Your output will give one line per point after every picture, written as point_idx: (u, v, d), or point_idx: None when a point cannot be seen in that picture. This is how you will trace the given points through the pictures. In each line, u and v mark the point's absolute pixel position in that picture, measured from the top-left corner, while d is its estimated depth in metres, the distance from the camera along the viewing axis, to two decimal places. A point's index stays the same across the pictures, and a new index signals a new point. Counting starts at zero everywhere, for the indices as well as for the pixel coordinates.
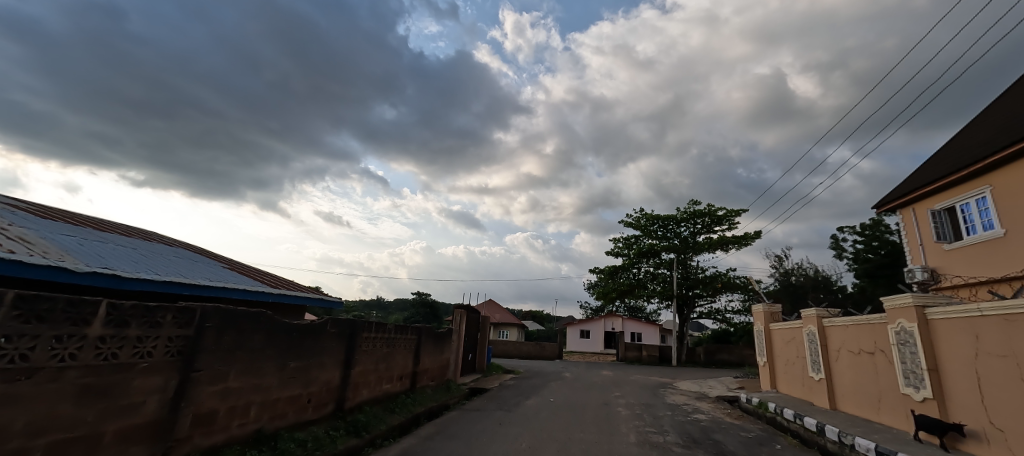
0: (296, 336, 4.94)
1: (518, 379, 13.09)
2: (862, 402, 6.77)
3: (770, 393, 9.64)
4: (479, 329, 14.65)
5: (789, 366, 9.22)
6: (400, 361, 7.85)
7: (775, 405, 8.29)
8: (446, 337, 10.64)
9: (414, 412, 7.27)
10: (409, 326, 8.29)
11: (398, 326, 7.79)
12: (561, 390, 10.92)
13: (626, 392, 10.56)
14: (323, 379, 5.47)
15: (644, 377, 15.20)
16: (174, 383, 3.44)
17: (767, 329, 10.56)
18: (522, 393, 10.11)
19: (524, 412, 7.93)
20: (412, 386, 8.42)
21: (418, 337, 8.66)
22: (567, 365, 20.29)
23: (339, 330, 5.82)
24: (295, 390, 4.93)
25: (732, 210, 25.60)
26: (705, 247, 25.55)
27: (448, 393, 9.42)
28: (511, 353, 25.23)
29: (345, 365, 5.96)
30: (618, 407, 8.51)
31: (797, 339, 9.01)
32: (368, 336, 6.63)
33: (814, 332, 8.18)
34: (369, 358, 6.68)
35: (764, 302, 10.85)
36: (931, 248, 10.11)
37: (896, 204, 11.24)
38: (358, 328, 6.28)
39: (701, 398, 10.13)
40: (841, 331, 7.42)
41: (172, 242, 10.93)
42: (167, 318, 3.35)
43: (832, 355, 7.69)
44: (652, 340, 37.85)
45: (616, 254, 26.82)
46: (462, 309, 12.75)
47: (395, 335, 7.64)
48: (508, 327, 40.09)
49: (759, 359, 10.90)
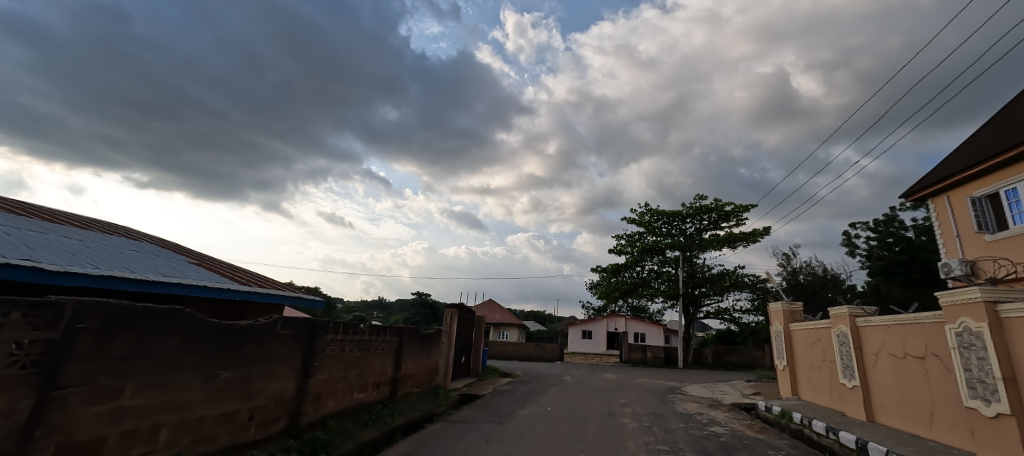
0: (232, 340, 4.04)
1: (514, 384, 12.16)
2: (909, 415, 5.84)
3: (793, 401, 8.67)
4: (473, 330, 13.71)
5: (815, 371, 8.26)
6: (377, 367, 6.94)
7: (801, 416, 7.34)
8: (435, 338, 9.72)
9: (391, 425, 6.35)
10: (388, 327, 7.38)
11: (375, 327, 6.88)
12: (560, 396, 9.99)
13: (631, 399, 9.60)
14: (272, 391, 4.57)
15: (650, 381, 14.23)
16: (28, 405, 2.51)
17: (787, 329, 9.61)
18: (517, 401, 9.15)
19: (518, 424, 6.98)
20: (393, 395, 7.51)
21: (399, 339, 7.74)
22: (568, 368, 19.36)
23: (296, 332, 4.92)
24: (229, 406, 4.03)
25: (741, 206, 24.55)
26: (712, 243, 24.56)
27: (434, 401, 8.49)
28: (510, 355, 24.28)
29: (303, 374, 5.05)
30: (624, 418, 7.57)
31: (824, 341, 8.06)
32: (335, 338, 5.70)
33: (845, 333, 7.24)
34: (336, 364, 5.77)
35: (783, 300, 9.92)
36: (970, 240, 9.16)
37: (929, 192, 10.22)
38: (321, 329, 5.37)
39: (715, 406, 9.17)
40: (881, 332, 6.46)
41: (139, 237, 10.10)
42: (12, 316, 2.42)
43: (869, 359, 6.73)
44: (655, 340, 36.83)
45: (619, 252, 25.86)
46: (455, 308, 11.80)
47: (371, 338, 6.73)
48: (509, 327, 39.13)
49: (778, 362, 9.96)
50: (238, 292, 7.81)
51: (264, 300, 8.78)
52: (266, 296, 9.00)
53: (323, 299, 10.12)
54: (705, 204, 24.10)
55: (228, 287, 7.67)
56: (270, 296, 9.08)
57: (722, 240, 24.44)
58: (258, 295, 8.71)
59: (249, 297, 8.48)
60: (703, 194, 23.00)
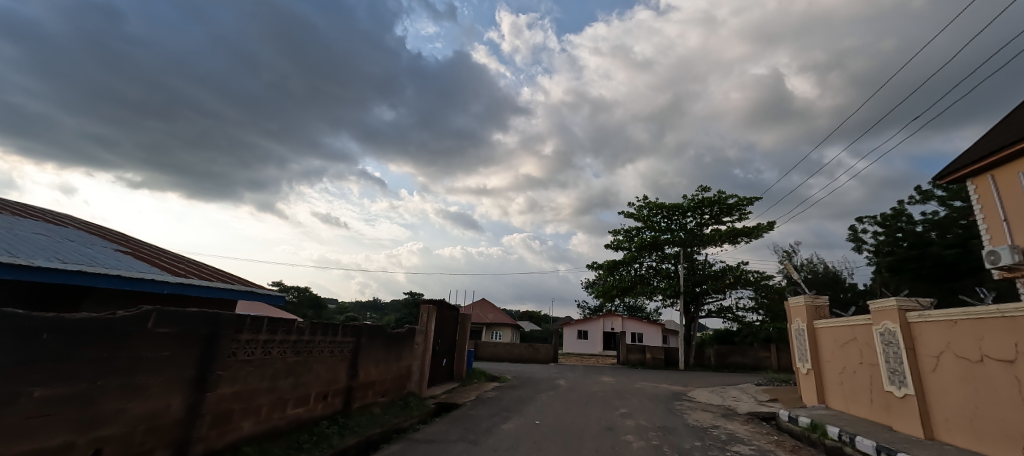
0: (54, 341, 2.72)
1: (502, 389, 10.85)
2: (987, 433, 4.64)
3: (822, 411, 7.46)
4: (457, 330, 12.41)
5: (853, 376, 7.02)
6: (323, 374, 5.62)
7: (838, 431, 6.14)
8: (407, 338, 8.41)
9: (337, 448, 5.02)
10: (341, 325, 6.05)
11: (321, 324, 5.55)
12: (551, 405, 8.74)
13: (634, 409, 8.32)
14: (138, 414, 3.26)
15: (652, 385, 12.98)
16: None
17: (811, 327, 8.39)
18: (500, 411, 7.85)
19: (497, 443, 5.68)
20: (347, 407, 6.18)
21: (357, 340, 6.41)
22: (562, 370, 18.12)
23: (186, 331, 3.62)
24: (50, 440, 2.69)
25: (744, 199, 23.35)
26: (713, 238, 23.38)
27: (402, 414, 7.16)
28: (501, 357, 22.93)
29: (198, 388, 3.74)
30: (627, 434, 6.27)
31: (862, 341, 6.82)
32: (255, 340, 4.38)
33: (892, 330, 6.02)
34: (258, 372, 4.46)
35: (806, 293, 8.67)
36: (1020, 222, 8.05)
37: (969, 171, 9.06)
38: (228, 327, 4.04)
39: (730, 417, 7.90)
40: (945, 329, 5.24)
41: (67, 223, 8.85)
42: None
43: (926, 363, 5.52)
44: (653, 340, 35.66)
45: (615, 247, 24.66)
46: (433, 304, 10.43)
47: (315, 338, 5.42)
48: (502, 327, 37.76)
49: (799, 365, 8.77)
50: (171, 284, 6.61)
51: (208, 295, 7.58)
52: (211, 290, 7.80)
53: (283, 295, 8.94)
54: (707, 196, 22.92)
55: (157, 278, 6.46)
56: (217, 291, 7.89)
57: (725, 234, 23.28)
58: (200, 289, 7.51)
59: (188, 291, 7.28)
60: (707, 186, 21.83)
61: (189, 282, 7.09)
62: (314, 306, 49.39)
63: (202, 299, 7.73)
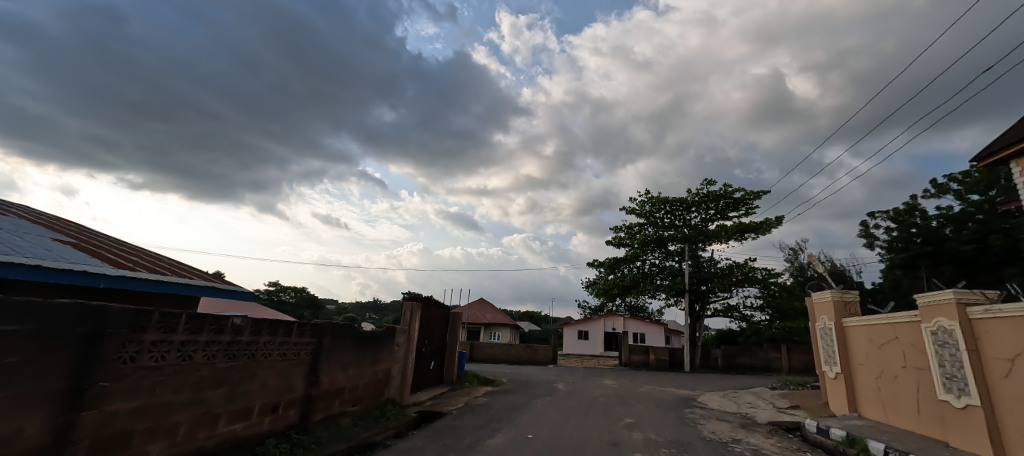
0: None
1: (494, 395, 9.90)
2: None
3: (857, 423, 6.52)
4: (447, 330, 11.49)
5: (897, 383, 6.09)
6: (272, 382, 4.70)
7: (886, 449, 5.21)
8: (385, 338, 7.48)
9: None
10: (298, 323, 5.12)
11: (268, 323, 4.62)
12: (546, 413, 7.79)
13: (640, 418, 7.38)
14: None
15: (658, 389, 12.04)
16: None
17: (839, 326, 7.45)
18: (488, 422, 6.90)
19: None
20: (305, 420, 5.26)
21: (319, 342, 5.49)
22: (561, 372, 17.16)
23: (51, 329, 2.70)
24: None
25: (752, 193, 22.38)
26: (719, 234, 22.41)
27: (375, 425, 6.26)
28: (497, 358, 21.96)
29: (71, 405, 2.82)
30: (635, 451, 5.31)
31: (908, 342, 5.89)
32: (167, 341, 3.48)
33: (948, 328, 5.11)
34: (173, 381, 3.56)
35: (833, 287, 7.72)
36: None
37: (1013, 152, 8.10)
38: (120, 326, 3.11)
39: (751, 428, 6.93)
40: (1021, 327, 4.32)
41: (9, 211, 7.93)
42: None
43: (995, 367, 4.61)
44: (656, 341, 34.73)
45: (617, 244, 23.71)
46: (417, 301, 9.48)
47: (260, 339, 4.49)
48: (501, 327, 36.81)
49: (824, 369, 7.85)
50: (109, 278, 5.66)
51: (159, 291, 6.66)
52: (164, 285, 6.88)
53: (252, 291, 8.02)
54: (712, 190, 21.96)
55: (92, 269, 5.52)
56: (171, 285, 6.97)
57: (731, 230, 22.29)
58: (150, 283, 6.57)
59: (133, 286, 6.34)
60: (712, 179, 20.87)
61: (134, 275, 6.15)
62: (312, 306, 48.47)
63: (153, 295, 6.80)
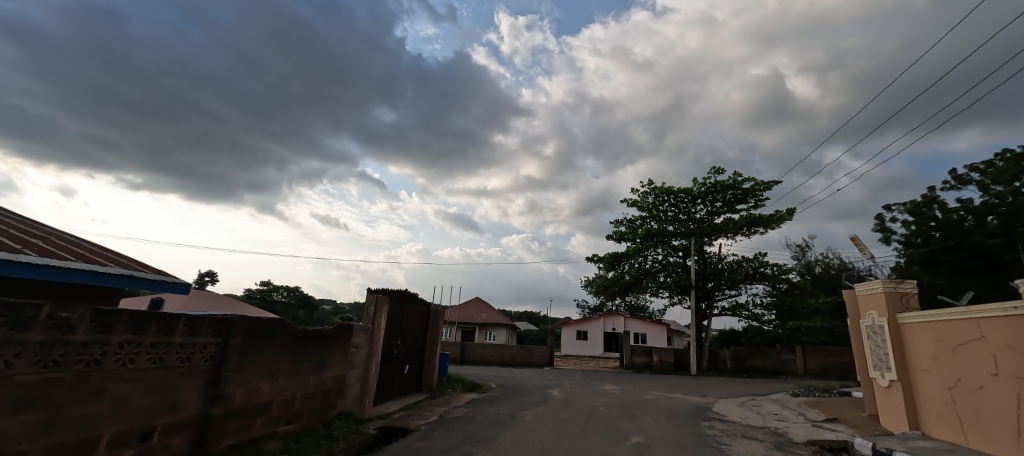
0: None
1: (477, 405, 8.51)
2: None
3: (925, 445, 5.16)
4: (427, 329, 10.11)
5: (981, 395, 4.76)
6: (137, 400, 3.32)
7: None
8: (336, 338, 6.07)
9: None
10: (190, 318, 3.73)
11: (128, 315, 3.22)
12: (534, 430, 6.38)
13: (650, 437, 6.01)
14: None
15: (666, 395, 10.66)
16: None
17: (892, 322, 6.10)
18: (460, 444, 5.49)
19: None
20: (202, 450, 3.88)
21: (228, 344, 4.11)
22: (558, 375, 15.70)
23: None
24: None
25: (762, 183, 20.99)
26: (726, 228, 21.02)
27: (312, 450, 4.85)
28: (491, 360, 20.56)
29: None
30: None
31: (1001, 342, 4.55)
32: None
33: None
34: None
35: (883, 277, 6.33)
36: None
37: None
38: None
39: (788, 449, 5.58)
40: None
41: None
42: None
43: None
44: (658, 342, 33.38)
45: (618, 238, 22.37)
46: (386, 294, 8.05)
47: (110, 338, 3.10)
48: (496, 327, 35.37)
49: (871, 375, 6.49)
50: None
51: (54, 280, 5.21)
52: (58, 272, 5.39)
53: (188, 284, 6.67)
54: (720, 181, 20.57)
55: None
56: (69, 273, 5.49)
57: (740, 223, 20.93)
58: (36, 270, 5.09)
59: (11, 273, 4.86)
60: (720, 167, 19.55)
61: (7, 258, 4.68)
62: (305, 306, 47.10)
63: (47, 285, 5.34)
